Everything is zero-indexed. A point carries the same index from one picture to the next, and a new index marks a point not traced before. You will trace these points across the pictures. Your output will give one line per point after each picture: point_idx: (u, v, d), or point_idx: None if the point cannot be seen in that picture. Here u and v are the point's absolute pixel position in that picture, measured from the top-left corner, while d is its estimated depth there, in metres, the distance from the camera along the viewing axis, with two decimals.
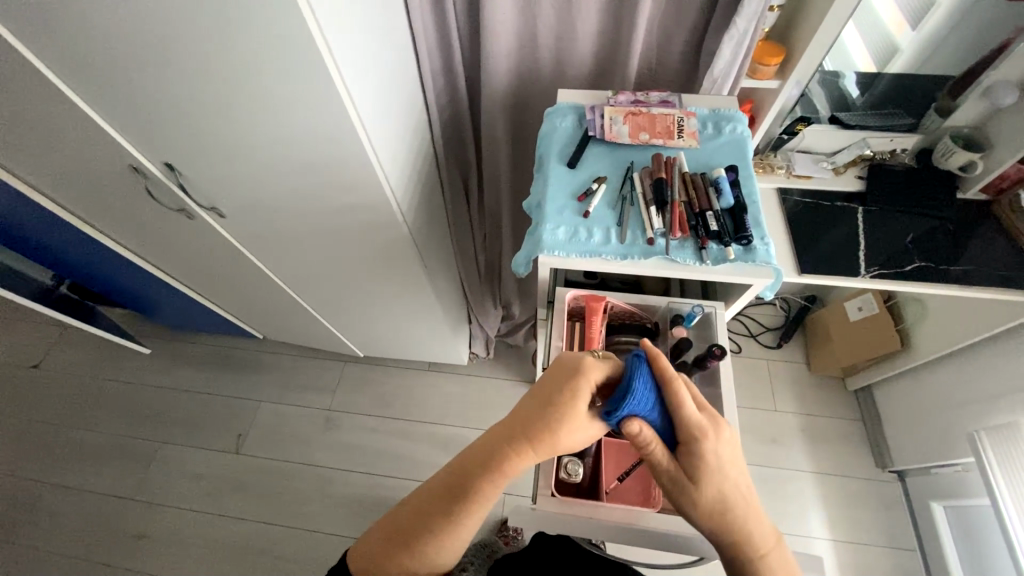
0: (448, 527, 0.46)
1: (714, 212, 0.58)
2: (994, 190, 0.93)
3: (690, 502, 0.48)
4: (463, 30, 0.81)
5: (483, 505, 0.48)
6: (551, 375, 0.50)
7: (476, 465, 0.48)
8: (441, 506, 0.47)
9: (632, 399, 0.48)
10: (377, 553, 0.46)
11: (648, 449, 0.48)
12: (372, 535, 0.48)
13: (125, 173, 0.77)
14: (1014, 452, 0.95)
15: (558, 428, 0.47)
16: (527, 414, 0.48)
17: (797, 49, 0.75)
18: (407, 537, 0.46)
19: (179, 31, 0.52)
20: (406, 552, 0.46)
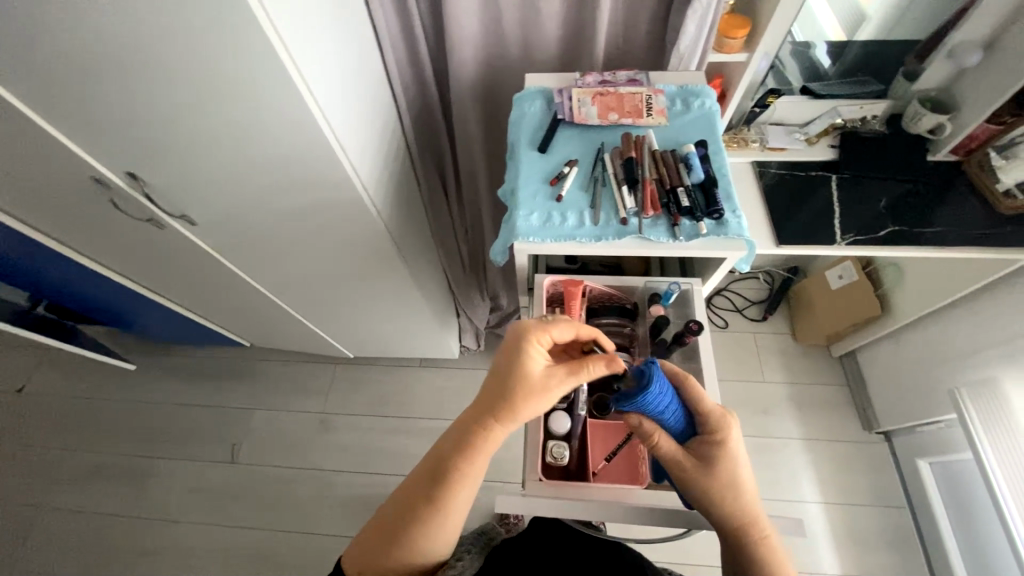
0: (434, 514, 0.47)
1: (684, 188, 0.58)
2: (963, 150, 0.94)
3: (697, 491, 0.50)
4: (426, 19, 0.80)
5: (466, 485, 0.48)
6: (503, 350, 0.50)
7: (451, 449, 0.48)
8: (423, 496, 0.47)
9: (647, 397, 0.50)
10: (372, 551, 0.47)
11: (651, 439, 0.52)
12: (363, 538, 0.49)
13: (88, 187, 0.75)
14: (993, 406, 0.98)
15: (513, 393, 0.48)
16: (488, 391, 0.49)
17: (762, 20, 0.75)
18: (397, 534, 0.47)
19: (130, 36, 0.50)
20: (400, 547, 0.47)
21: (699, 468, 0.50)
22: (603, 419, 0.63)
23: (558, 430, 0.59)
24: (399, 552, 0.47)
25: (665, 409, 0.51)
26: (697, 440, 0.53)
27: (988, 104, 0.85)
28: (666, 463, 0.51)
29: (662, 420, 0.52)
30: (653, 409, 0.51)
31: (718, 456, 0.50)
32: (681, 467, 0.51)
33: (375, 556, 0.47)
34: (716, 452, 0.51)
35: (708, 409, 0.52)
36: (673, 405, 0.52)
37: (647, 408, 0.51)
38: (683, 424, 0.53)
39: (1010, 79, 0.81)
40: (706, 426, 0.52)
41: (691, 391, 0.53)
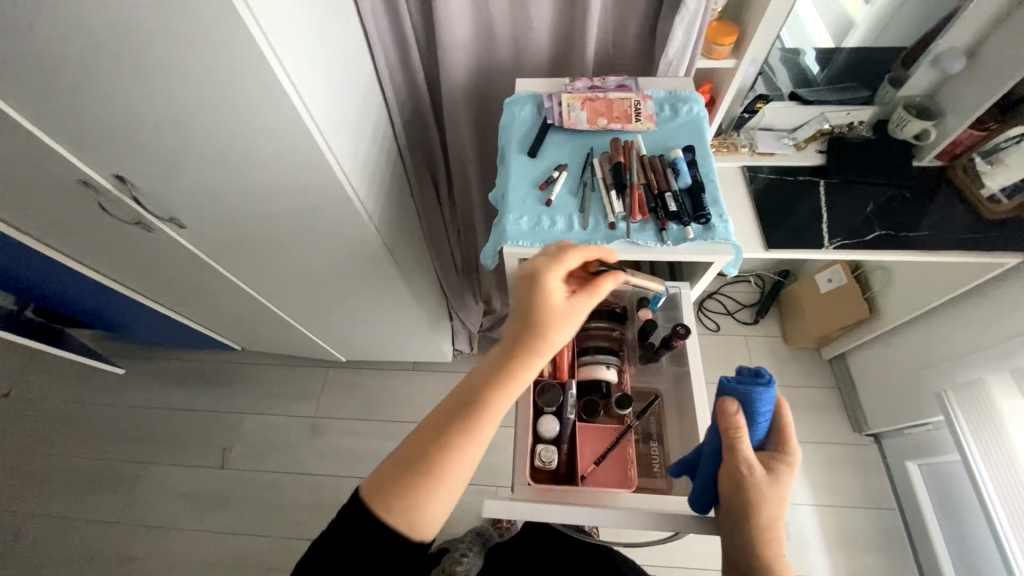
0: (453, 452, 0.45)
1: (672, 193, 0.59)
2: (948, 156, 0.96)
3: (752, 500, 0.45)
4: (417, 23, 0.80)
5: (488, 422, 0.47)
6: (526, 287, 0.51)
7: (474, 386, 0.48)
8: (442, 433, 0.46)
9: (764, 393, 0.46)
10: (383, 494, 0.44)
11: (736, 435, 0.46)
12: (371, 483, 0.46)
13: (75, 189, 0.74)
14: (978, 408, 0.99)
15: (541, 313, 0.49)
16: (517, 316, 0.50)
17: (749, 27, 0.76)
18: (413, 474, 0.44)
19: (118, 38, 0.50)
20: (415, 488, 0.44)
21: (767, 480, 0.46)
22: (593, 422, 0.63)
23: (547, 434, 0.59)
24: (413, 494, 0.44)
25: (764, 412, 0.47)
26: (765, 456, 0.49)
27: (972, 111, 0.87)
28: (738, 460, 0.46)
29: (751, 423, 0.47)
30: (755, 406, 0.46)
31: (784, 478, 0.46)
32: (749, 469, 0.45)
33: (387, 498, 0.44)
34: (782, 473, 0.47)
35: (790, 435, 0.49)
36: (768, 415, 0.48)
37: (748, 402, 0.46)
38: (760, 438, 0.49)
39: (995, 86, 0.83)
40: (779, 447, 0.49)
41: (783, 410, 0.49)
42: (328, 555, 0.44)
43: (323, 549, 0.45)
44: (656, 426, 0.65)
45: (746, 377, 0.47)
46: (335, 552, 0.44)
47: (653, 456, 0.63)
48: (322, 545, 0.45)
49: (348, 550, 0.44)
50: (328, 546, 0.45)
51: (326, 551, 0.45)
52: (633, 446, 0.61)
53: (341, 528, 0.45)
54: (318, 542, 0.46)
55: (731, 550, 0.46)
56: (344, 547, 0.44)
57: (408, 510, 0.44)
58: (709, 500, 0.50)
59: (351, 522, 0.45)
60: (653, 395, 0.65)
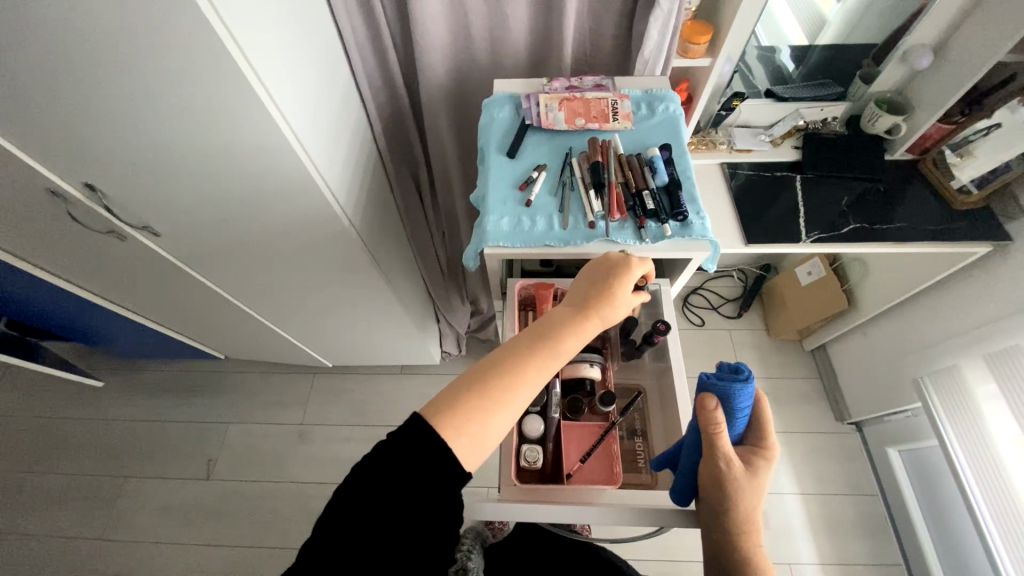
0: (516, 389, 0.45)
1: (649, 191, 0.59)
2: (919, 149, 0.99)
3: (730, 493, 0.46)
4: (393, 24, 0.79)
5: (547, 371, 0.48)
6: (597, 265, 0.54)
7: (542, 333, 0.49)
8: (512, 368, 0.46)
9: (744, 390, 0.46)
10: (447, 413, 0.43)
11: (719, 433, 0.46)
12: (433, 404, 0.44)
13: (43, 199, 0.72)
14: (952, 394, 1.02)
15: (613, 287, 0.52)
16: (592, 286, 0.52)
17: (722, 27, 0.77)
18: (477, 402, 0.44)
19: (83, 43, 0.49)
20: (479, 413, 0.43)
21: (745, 475, 0.46)
22: (577, 420, 0.63)
23: (531, 433, 0.58)
24: (475, 419, 0.43)
25: (743, 407, 0.48)
26: (746, 450, 0.49)
27: (940, 106, 0.89)
28: (716, 455, 0.46)
29: (730, 419, 0.48)
30: (733, 401, 0.47)
31: (763, 472, 0.47)
32: (729, 465, 0.46)
33: (449, 418, 0.43)
34: (761, 467, 0.48)
35: (768, 429, 0.50)
36: (747, 411, 0.48)
37: (728, 398, 0.47)
38: (739, 433, 0.50)
39: (960, 81, 0.85)
40: (758, 442, 0.50)
41: (760, 405, 0.50)
42: (362, 489, 0.40)
43: (351, 490, 0.40)
44: (641, 422, 0.66)
45: (725, 373, 0.48)
46: (369, 487, 0.40)
47: (638, 452, 0.64)
48: (349, 487, 0.40)
49: (381, 493, 0.39)
50: (356, 489, 0.40)
51: (353, 495, 0.40)
52: (618, 442, 0.61)
53: (387, 452, 0.41)
54: (342, 487, 0.41)
55: (709, 542, 0.47)
56: (376, 492, 0.39)
57: (467, 434, 0.43)
58: (689, 492, 0.51)
59: (406, 439, 0.42)
60: (637, 391, 0.66)
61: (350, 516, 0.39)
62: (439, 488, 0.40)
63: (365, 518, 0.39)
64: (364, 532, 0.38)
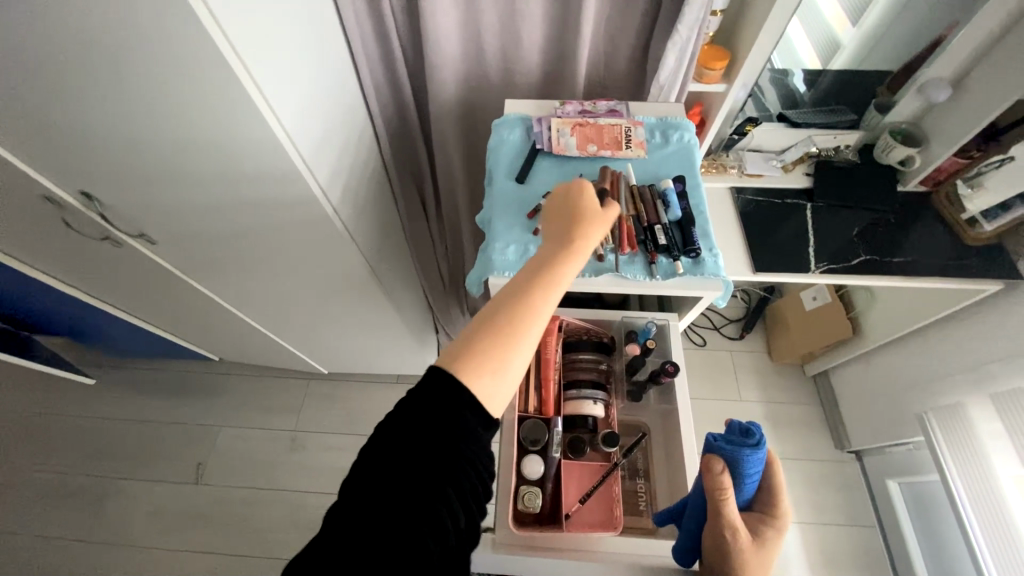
0: (528, 320, 0.41)
1: (661, 225, 0.57)
2: (931, 182, 0.97)
3: (739, 565, 0.43)
4: (404, 36, 0.78)
5: (556, 295, 0.44)
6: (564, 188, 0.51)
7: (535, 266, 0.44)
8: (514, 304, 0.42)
9: (753, 455, 0.45)
10: (459, 361, 0.39)
11: (725, 497, 0.44)
12: (447, 359, 0.40)
13: (36, 203, 0.70)
14: (957, 431, 1.00)
15: (588, 213, 0.49)
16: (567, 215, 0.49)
17: (740, 54, 0.76)
18: (485, 344, 0.40)
19: (80, 50, 0.47)
20: (493, 356, 0.39)
21: (753, 545, 0.44)
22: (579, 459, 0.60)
23: (530, 474, 0.56)
24: (493, 360, 0.39)
25: (752, 473, 0.46)
26: (754, 516, 0.48)
27: (957, 140, 0.87)
28: (721, 521, 0.44)
29: (739, 483, 0.47)
30: (742, 466, 0.46)
31: (771, 540, 0.46)
32: (735, 533, 0.44)
33: (466, 363, 0.39)
34: (769, 535, 0.46)
35: (782, 497, 0.49)
36: (757, 475, 0.47)
37: (737, 462, 0.46)
38: (749, 497, 0.49)
39: (979, 116, 0.83)
40: (768, 508, 0.49)
41: (772, 468, 0.49)
42: (351, 517, 0.35)
43: (363, 478, 0.36)
44: (643, 461, 0.64)
45: (734, 438, 0.47)
46: (383, 472, 0.37)
47: (639, 494, 0.62)
48: (338, 512, 0.35)
49: (397, 470, 0.37)
50: (345, 514, 0.35)
51: (342, 523, 0.35)
52: (619, 484, 0.59)
53: (409, 409, 0.38)
54: (327, 518, 0.36)
55: None
56: (369, 514, 0.35)
57: (488, 371, 0.39)
58: (692, 552, 0.49)
59: (420, 405, 0.38)
60: (641, 431, 0.64)
61: (366, 494, 0.36)
62: (465, 445, 0.38)
63: (381, 499, 0.36)
64: (376, 515, 0.35)
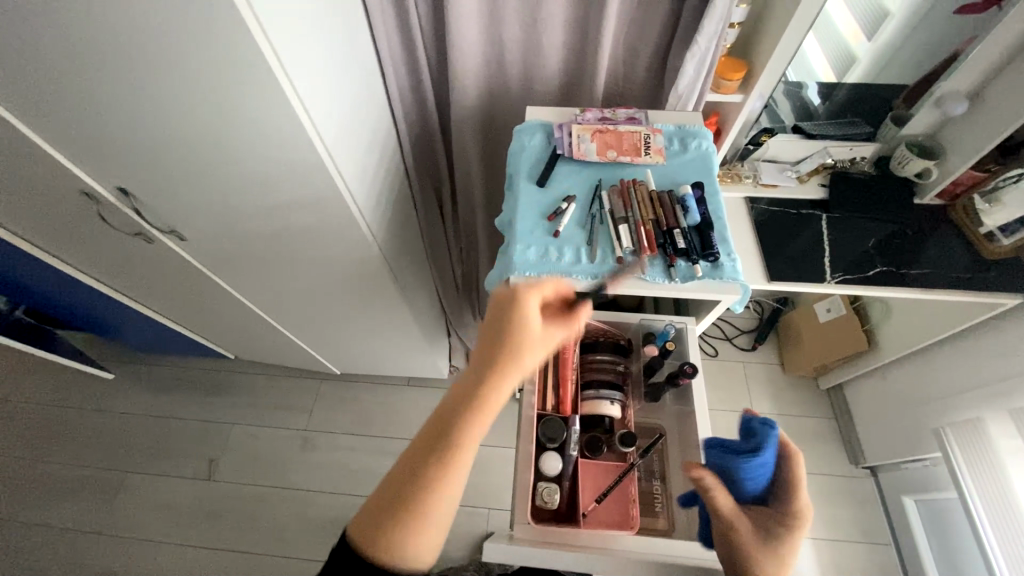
0: (437, 480, 0.42)
1: (680, 229, 0.59)
2: (949, 195, 0.97)
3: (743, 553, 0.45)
4: (429, 44, 0.80)
5: (474, 443, 0.44)
6: (497, 305, 0.48)
7: (450, 414, 0.44)
8: (427, 467, 0.42)
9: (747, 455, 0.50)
10: (372, 528, 0.42)
11: (716, 493, 0.49)
12: (364, 523, 0.42)
13: (75, 198, 0.73)
14: (977, 447, 0.99)
15: (517, 344, 0.46)
16: (492, 345, 0.46)
17: (757, 65, 0.77)
18: (390, 508, 0.42)
19: (129, 52, 0.50)
20: (405, 524, 0.41)
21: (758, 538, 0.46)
22: (595, 459, 0.61)
23: (549, 471, 0.57)
24: (405, 527, 0.41)
25: (753, 474, 0.50)
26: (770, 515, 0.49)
27: (973, 153, 0.88)
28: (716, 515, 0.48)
29: (744, 485, 0.51)
30: (737, 469, 0.51)
31: (783, 534, 0.47)
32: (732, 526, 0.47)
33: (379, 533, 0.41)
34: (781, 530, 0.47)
35: (800, 491, 0.50)
36: (763, 475, 0.51)
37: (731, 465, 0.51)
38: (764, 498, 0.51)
39: (996, 129, 0.84)
40: (787, 507, 0.49)
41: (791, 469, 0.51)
42: None
43: None
44: (659, 464, 0.64)
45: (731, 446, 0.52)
46: None
47: (655, 495, 0.62)
48: None
49: None
50: None
51: None
52: (635, 484, 0.60)
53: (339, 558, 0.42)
54: None
55: None
56: None
57: (400, 539, 0.41)
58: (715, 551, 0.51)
59: (336, 566, 0.42)
60: (658, 433, 0.65)
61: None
62: None
63: None
64: None
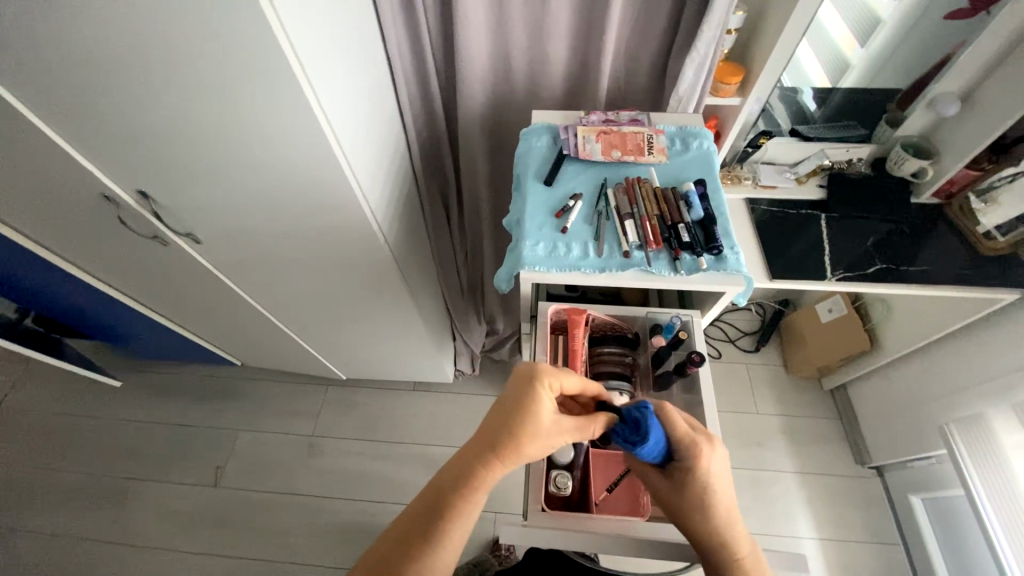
0: (431, 552, 0.44)
1: (685, 224, 0.61)
2: (944, 194, 1.00)
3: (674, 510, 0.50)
4: (437, 51, 0.83)
5: (468, 519, 0.46)
6: (512, 387, 0.49)
7: (450, 485, 0.46)
8: (421, 533, 0.45)
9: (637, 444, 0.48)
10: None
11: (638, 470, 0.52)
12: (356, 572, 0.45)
13: (94, 201, 0.75)
14: (982, 441, 0.99)
15: (525, 434, 0.47)
16: (502, 425, 0.47)
17: (754, 69, 0.80)
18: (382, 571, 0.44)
19: (157, 58, 0.52)
20: None
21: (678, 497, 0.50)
22: (606, 449, 0.64)
23: (561, 459, 0.58)
24: None
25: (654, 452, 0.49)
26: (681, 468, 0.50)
27: (967, 153, 0.90)
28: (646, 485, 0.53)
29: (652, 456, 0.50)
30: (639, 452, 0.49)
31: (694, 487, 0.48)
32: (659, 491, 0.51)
33: None
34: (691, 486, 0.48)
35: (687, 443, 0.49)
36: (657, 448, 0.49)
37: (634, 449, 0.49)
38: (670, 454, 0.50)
39: (986, 132, 0.87)
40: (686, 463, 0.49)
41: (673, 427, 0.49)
42: None
43: None
44: None
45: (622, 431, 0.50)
46: None
47: None
48: None
49: None
50: None
51: None
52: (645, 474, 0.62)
53: None
54: None
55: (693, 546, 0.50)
56: None
57: None
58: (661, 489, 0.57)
59: None
60: None
61: None
62: None
63: None
64: None
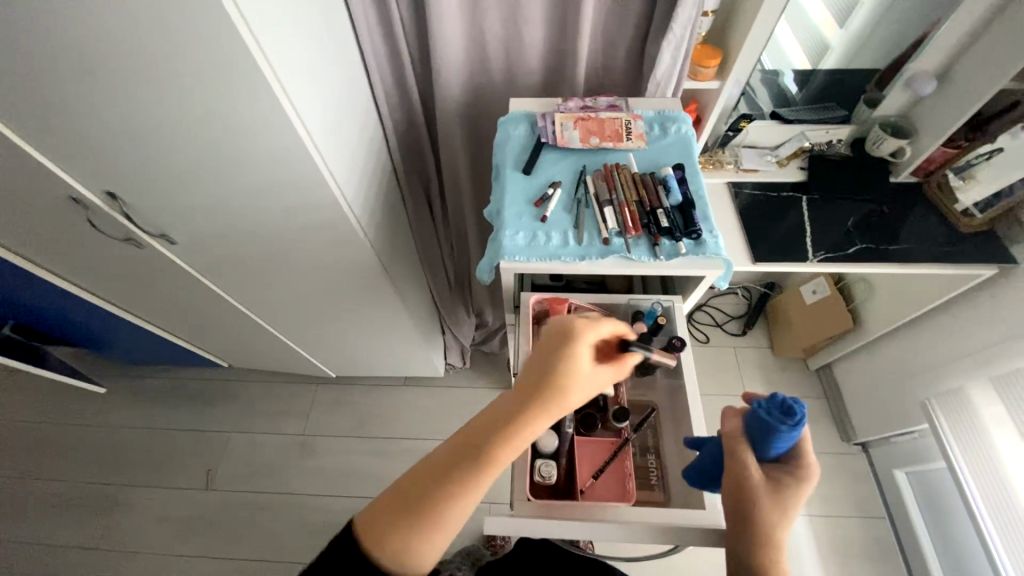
0: (462, 488, 0.43)
1: (664, 209, 0.60)
2: (922, 172, 1.00)
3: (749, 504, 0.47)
4: (412, 40, 0.81)
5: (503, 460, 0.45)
6: (552, 333, 0.50)
7: (486, 423, 0.46)
8: (456, 467, 0.44)
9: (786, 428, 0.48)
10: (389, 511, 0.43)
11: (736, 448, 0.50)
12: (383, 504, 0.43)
13: (61, 205, 0.73)
14: (962, 416, 1.01)
15: (565, 377, 0.47)
16: (542, 369, 0.47)
17: (731, 51, 0.80)
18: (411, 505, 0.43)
19: (113, 52, 0.50)
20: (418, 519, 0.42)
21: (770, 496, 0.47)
22: (591, 436, 0.64)
23: (546, 448, 0.59)
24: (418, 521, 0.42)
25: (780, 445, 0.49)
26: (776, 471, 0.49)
27: (943, 131, 0.91)
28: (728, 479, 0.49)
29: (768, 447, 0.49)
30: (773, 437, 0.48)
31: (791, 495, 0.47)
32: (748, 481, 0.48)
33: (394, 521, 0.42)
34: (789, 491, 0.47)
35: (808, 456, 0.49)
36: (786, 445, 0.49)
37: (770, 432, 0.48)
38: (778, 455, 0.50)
39: (962, 108, 0.87)
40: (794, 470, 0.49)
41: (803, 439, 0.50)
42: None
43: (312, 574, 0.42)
44: (652, 439, 0.67)
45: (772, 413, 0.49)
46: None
47: (650, 469, 0.64)
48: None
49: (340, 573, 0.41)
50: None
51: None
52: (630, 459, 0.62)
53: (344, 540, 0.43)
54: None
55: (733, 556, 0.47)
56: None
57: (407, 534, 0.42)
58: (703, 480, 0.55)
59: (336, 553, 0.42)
60: (650, 408, 0.67)
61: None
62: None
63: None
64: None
